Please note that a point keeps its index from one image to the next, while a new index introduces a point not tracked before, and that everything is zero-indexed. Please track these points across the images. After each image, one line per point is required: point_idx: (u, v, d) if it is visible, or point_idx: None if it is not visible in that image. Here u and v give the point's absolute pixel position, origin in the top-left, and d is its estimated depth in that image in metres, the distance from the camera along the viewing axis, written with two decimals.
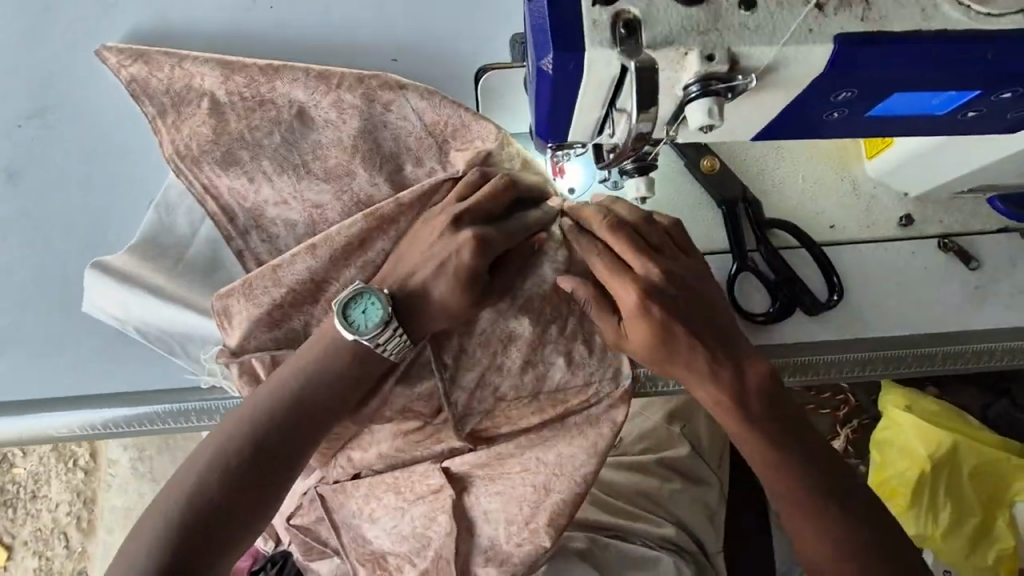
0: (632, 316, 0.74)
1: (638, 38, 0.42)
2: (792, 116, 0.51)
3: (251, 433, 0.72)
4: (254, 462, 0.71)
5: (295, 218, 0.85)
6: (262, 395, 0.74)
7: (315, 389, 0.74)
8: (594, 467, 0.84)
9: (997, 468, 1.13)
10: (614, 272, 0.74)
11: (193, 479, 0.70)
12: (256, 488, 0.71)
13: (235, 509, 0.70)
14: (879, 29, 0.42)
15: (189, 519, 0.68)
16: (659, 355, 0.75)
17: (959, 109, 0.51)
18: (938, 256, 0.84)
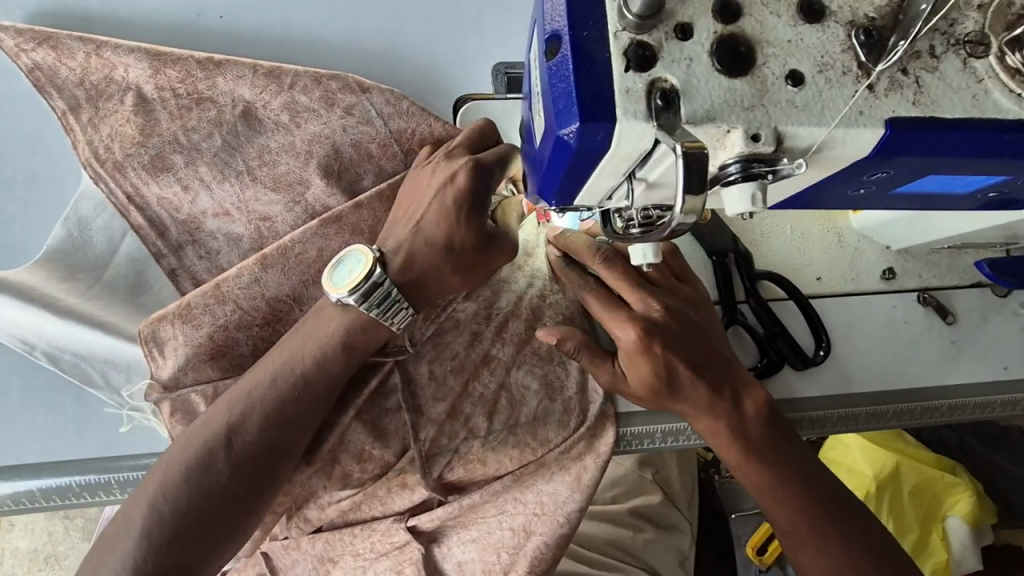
0: (631, 356, 0.69)
1: (676, 111, 0.36)
2: (818, 190, 0.47)
3: (208, 460, 0.61)
4: (217, 494, 0.61)
5: (239, 232, 0.73)
6: (219, 414, 0.63)
7: (292, 406, 0.64)
8: (581, 505, 0.76)
9: (935, 486, 1.15)
10: (611, 309, 0.70)
11: (142, 520, 0.59)
12: (221, 524, 0.61)
13: (197, 551, 0.60)
14: (931, 115, 0.38)
15: (143, 570, 0.58)
16: (654, 390, 0.71)
17: (979, 189, 0.48)
18: (918, 310, 0.84)
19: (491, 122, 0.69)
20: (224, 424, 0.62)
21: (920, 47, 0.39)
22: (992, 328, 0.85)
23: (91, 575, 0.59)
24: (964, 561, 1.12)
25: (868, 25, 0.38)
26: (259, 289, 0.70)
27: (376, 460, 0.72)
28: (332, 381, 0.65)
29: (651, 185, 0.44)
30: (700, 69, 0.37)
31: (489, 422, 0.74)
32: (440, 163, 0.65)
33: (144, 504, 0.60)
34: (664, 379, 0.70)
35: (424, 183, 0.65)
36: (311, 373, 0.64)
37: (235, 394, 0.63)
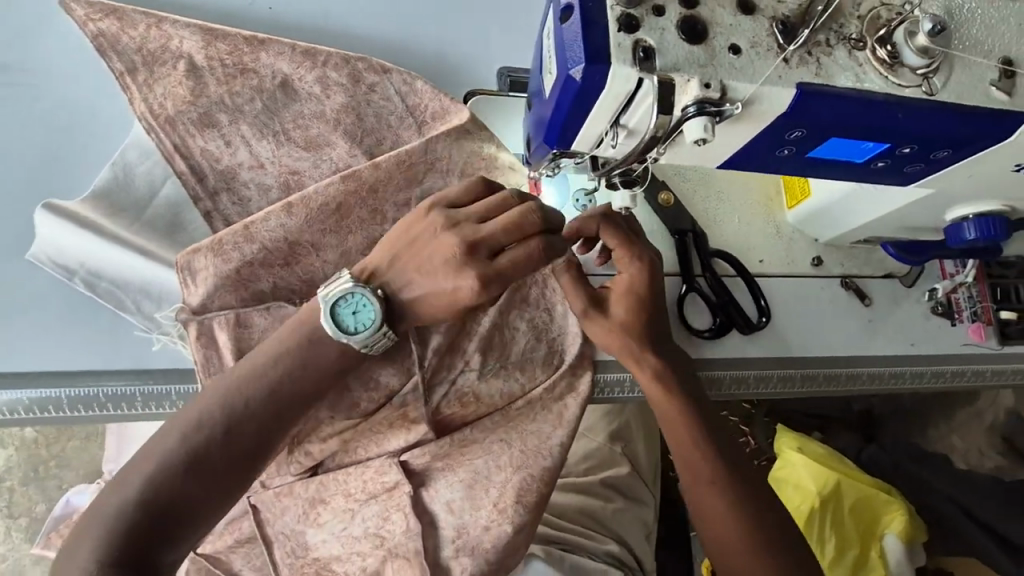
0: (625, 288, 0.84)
1: (653, 62, 0.51)
2: (754, 149, 0.63)
3: (196, 435, 0.65)
4: (202, 467, 0.65)
5: (270, 182, 0.82)
6: (208, 396, 0.67)
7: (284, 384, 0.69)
8: (564, 438, 0.88)
9: (872, 505, 1.26)
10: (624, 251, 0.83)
11: (127, 491, 0.62)
12: (203, 495, 0.65)
13: (180, 518, 0.64)
14: (826, 83, 0.55)
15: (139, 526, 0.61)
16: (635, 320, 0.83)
17: (872, 158, 0.65)
18: (841, 292, 1.01)
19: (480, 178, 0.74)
20: (213, 405, 0.67)
21: (820, 38, 0.55)
22: (901, 310, 1.03)
23: (74, 546, 0.61)
24: None
25: (784, 20, 0.55)
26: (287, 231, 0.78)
27: (382, 389, 0.84)
28: (320, 377, 0.69)
29: (631, 132, 0.58)
30: (670, 36, 0.52)
31: (484, 357, 0.86)
32: (454, 254, 0.67)
33: (132, 477, 0.63)
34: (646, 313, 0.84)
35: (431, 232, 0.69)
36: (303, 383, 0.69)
37: (221, 384, 0.68)
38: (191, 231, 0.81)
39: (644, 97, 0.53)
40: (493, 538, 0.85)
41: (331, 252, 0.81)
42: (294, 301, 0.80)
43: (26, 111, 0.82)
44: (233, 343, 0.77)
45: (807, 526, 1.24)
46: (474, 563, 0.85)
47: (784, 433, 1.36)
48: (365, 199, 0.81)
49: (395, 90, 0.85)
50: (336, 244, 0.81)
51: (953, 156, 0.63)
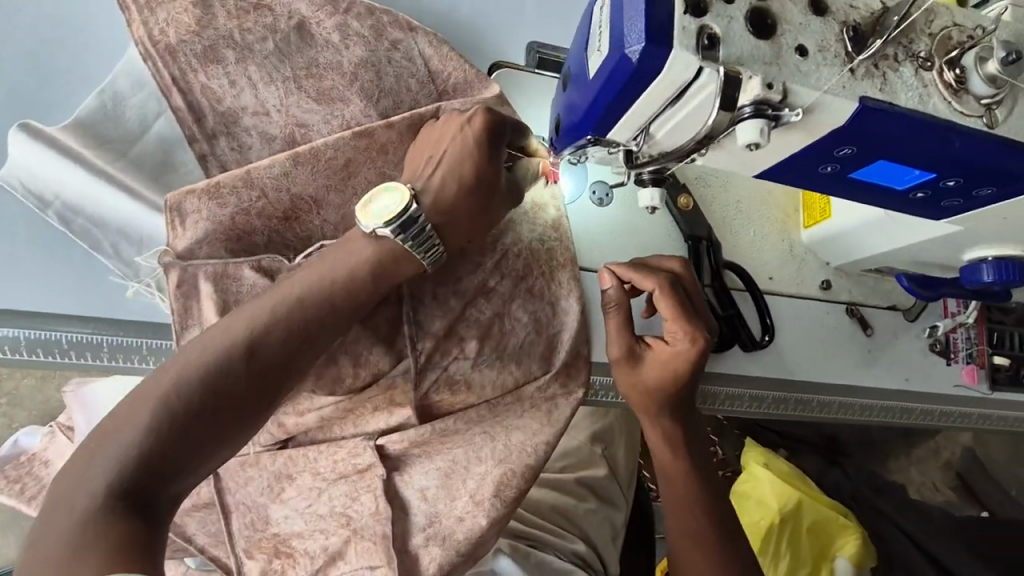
0: (663, 363, 0.80)
1: (716, 52, 0.47)
2: (798, 162, 0.60)
3: (225, 365, 0.65)
4: (259, 376, 0.66)
5: (273, 131, 0.76)
6: (263, 303, 0.67)
7: (273, 354, 0.67)
8: (550, 437, 0.87)
9: (828, 529, 1.25)
10: (677, 316, 0.79)
11: (152, 420, 0.61)
12: (203, 455, 0.64)
13: (186, 463, 0.62)
14: (890, 101, 0.51)
15: (138, 465, 0.60)
16: (665, 383, 0.81)
17: (911, 187, 0.62)
18: (846, 319, 0.99)
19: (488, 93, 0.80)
20: (254, 314, 0.67)
21: (889, 51, 0.52)
22: (900, 344, 1.02)
23: (100, 443, 0.61)
24: None
25: (855, 26, 0.51)
26: (287, 184, 0.73)
27: (371, 368, 0.78)
28: (327, 310, 0.68)
29: (677, 124, 0.54)
30: (737, 26, 0.48)
31: (480, 346, 0.81)
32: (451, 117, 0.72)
33: (142, 418, 0.61)
34: (674, 383, 0.80)
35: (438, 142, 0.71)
36: (335, 286, 0.69)
37: (274, 300, 0.67)
38: (182, 178, 0.75)
39: (700, 90, 0.49)
40: (464, 529, 0.86)
41: (332, 212, 0.76)
42: (287, 255, 0.75)
43: (11, 19, 0.74)
44: (213, 295, 0.71)
45: (764, 541, 1.22)
46: (444, 552, 0.86)
47: (751, 448, 1.35)
48: (375, 163, 0.76)
49: (420, 49, 0.80)
50: (336, 205, 0.76)
51: (995, 195, 0.61)
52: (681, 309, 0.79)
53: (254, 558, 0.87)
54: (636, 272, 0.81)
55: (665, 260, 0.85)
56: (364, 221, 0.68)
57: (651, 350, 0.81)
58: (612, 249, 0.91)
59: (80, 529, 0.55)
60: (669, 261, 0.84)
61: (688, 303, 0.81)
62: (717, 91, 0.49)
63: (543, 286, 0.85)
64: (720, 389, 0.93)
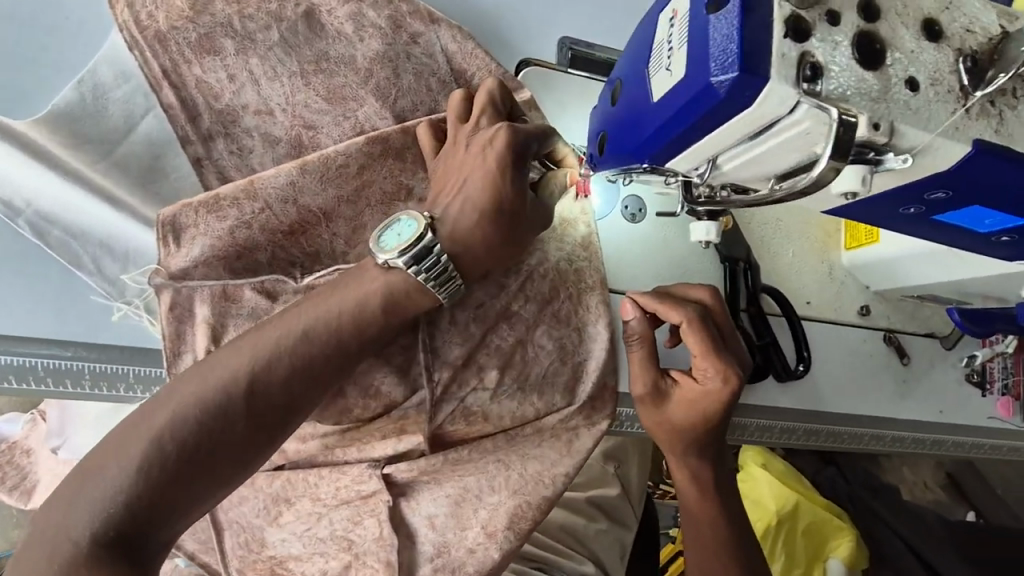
0: (689, 402, 0.74)
1: (819, 84, 0.39)
2: (878, 201, 0.53)
3: (224, 402, 0.56)
4: (261, 415, 0.58)
5: (278, 134, 0.68)
6: (267, 333, 0.59)
7: (280, 388, 0.58)
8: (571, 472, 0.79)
9: (823, 529, 1.18)
10: (707, 353, 0.72)
11: (140, 462, 0.53)
12: (197, 499, 0.55)
13: (178, 508, 0.54)
14: (1006, 144, 0.44)
15: (123, 513, 0.52)
16: (692, 421, 0.74)
17: (998, 231, 0.56)
18: (882, 347, 0.94)
19: (501, 80, 0.67)
20: (257, 345, 0.58)
21: (1007, 85, 0.44)
22: (936, 374, 0.97)
23: (81, 483, 0.53)
24: None
25: (972, 55, 0.43)
26: (294, 195, 0.65)
27: (383, 399, 0.72)
28: (340, 339, 0.60)
29: (752, 159, 0.47)
30: (843, 53, 0.40)
31: (501, 375, 0.75)
32: (473, 135, 0.63)
33: (129, 460, 0.53)
34: (702, 421, 0.74)
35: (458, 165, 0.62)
36: (342, 321, 0.60)
37: (282, 327, 0.59)
38: (174, 183, 0.67)
39: (791, 129, 0.42)
40: (477, 562, 0.78)
41: (343, 226, 0.67)
42: (293, 274, 0.66)
43: None
44: (210, 319, 0.63)
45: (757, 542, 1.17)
46: None
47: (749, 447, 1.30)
48: (390, 175, 0.68)
49: (442, 45, 0.71)
50: (347, 221, 0.67)
51: None
52: (710, 345, 0.72)
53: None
54: (662, 303, 0.74)
55: (693, 290, 0.78)
56: (376, 250, 0.60)
57: (677, 387, 0.75)
58: (643, 269, 0.85)
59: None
60: (697, 290, 0.77)
61: (718, 337, 0.73)
62: (811, 131, 0.41)
63: (570, 309, 0.78)
64: (750, 420, 0.88)
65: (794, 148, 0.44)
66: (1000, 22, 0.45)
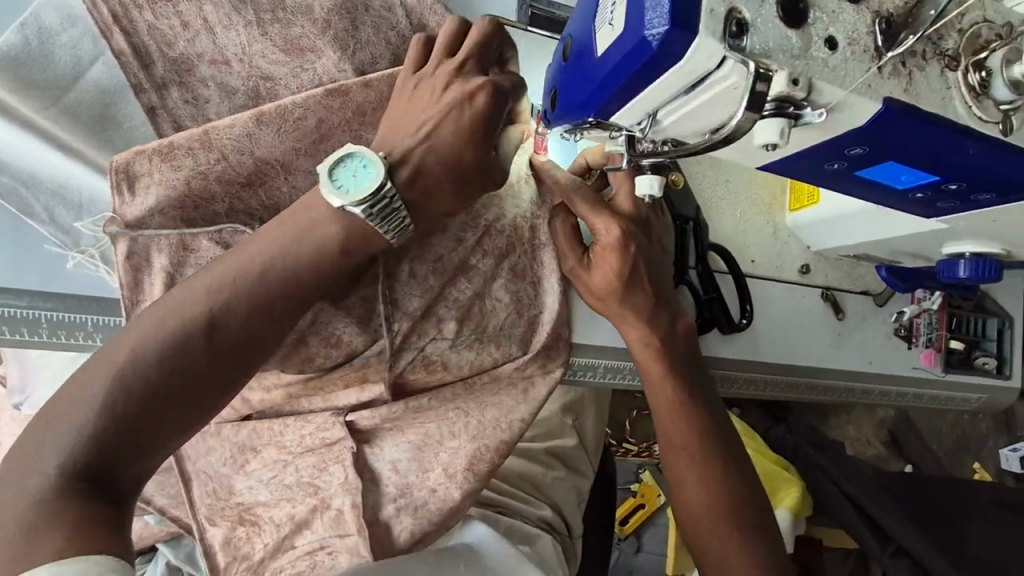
0: (606, 251, 0.77)
1: (744, 40, 0.42)
2: (806, 156, 0.57)
3: (184, 336, 0.57)
4: (222, 349, 0.59)
5: (235, 84, 0.67)
6: (225, 270, 0.60)
7: (240, 321, 0.60)
8: (529, 419, 0.83)
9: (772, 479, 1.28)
10: (595, 209, 0.77)
11: (105, 396, 0.54)
12: (169, 430, 0.57)
13: (150, 438, 0.56)
14: (914, 102, 0.48)
15: (95, 444, 0.53)
16: (613, 288, 0.78)
17: (913, 187, 0.61)
18: (820, 302, 1.01)
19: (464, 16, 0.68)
20: (211, 286, 0.59)
21: (916, 47, 0.48)
22: (867, 329, 1.04)
23: (47, 425, 0.54)
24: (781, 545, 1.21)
25: (888, 18, 0.47)
26: (250, 149, 0.65)
27: (344, 347, 0.73)
28: (292, 280, 0.61)
29: (687, 115, 0.50)
30: (767, 11, 0.43)
31: (459, 327, 0.77)
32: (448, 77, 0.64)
33: (94, 395, 0.54)
34: (626, 281, 0.78)
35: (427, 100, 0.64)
36: (296, 254, 0.61)
37: (235, 265, 0.60)
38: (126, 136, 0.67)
39: (722, 82, 0.44)
40: (440, 502, 0.82)
41: (302, 177, 0.68)
42: (253, 226, 0.67)
43: None
44: (168, 268, 0.65)
45: None
46: (416, 523, 0.83)
47: None
48: (348, 129, 0.68)
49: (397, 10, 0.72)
50: (307, 170, 0.68)
51: (993, 201, 0.60)
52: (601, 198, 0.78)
53: (217, 525, 0.83)
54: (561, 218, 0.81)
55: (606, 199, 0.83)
56: (326, 194, 0.60)
57: (595, 262, 0.78)
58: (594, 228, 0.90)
59: (35, 511, 0.49)
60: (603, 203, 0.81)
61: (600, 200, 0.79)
62: (736, 87, 0.44)
63: (526, 259, 0.82)
64: None
65: (724, 105, 0.47)
66: None
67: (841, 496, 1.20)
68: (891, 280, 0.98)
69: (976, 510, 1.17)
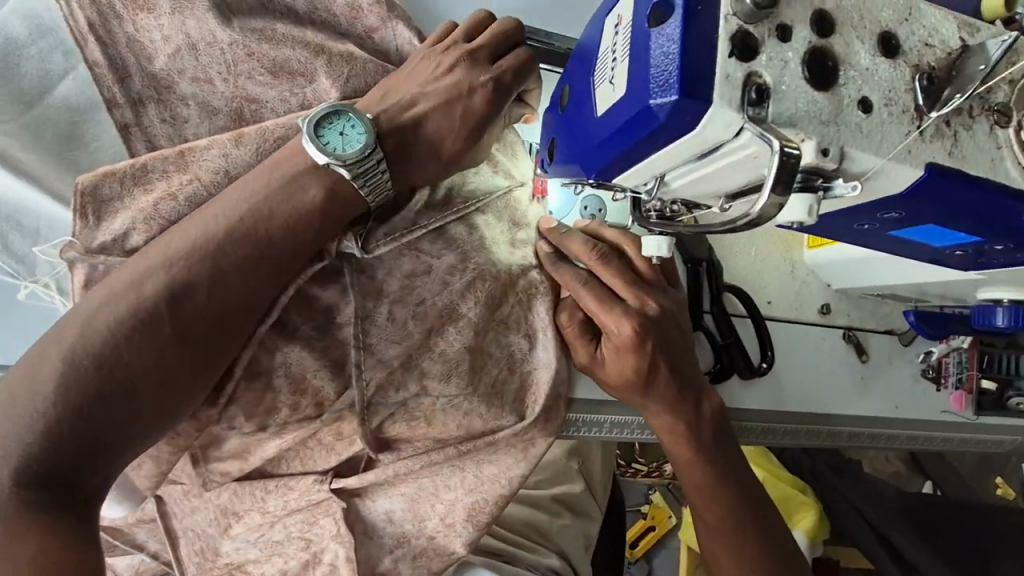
0: (620, 349, 0.69)
1: (766, 108, 0.37)
2: (834, 216, 0.51)
3: (146, 307, 0.51)
4: (192, 325, 0.52)
5: (217, 103, 0.63)
6: (181, 238, 0.53)
7: (209, 290, 0.53)
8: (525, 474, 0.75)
9: (788, 502, 1.18)
10: (606, 304, 0.69)
11: (56, 380, 0.48)
12: (133, 419, 0.50)
13: (111, 428, 0.49)
14: (959, 166, 0.42)
15: (51, 436, 0.47)
16: (632, 385, 0.72)
17: (952, 245, 0.55)
18: (841, 344, 0.94)
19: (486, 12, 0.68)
20: (173, 251, 0.52)
21: (963, 104, 0.42)
22: (892, 372, 0.97)
23: None
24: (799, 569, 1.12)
25: (929, 72, 0.41)
26: (227, 170, 0.59)
27: (313, 399, 0.63)
28: (264, 248, 0.55)
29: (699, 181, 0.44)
30: (791, 74, 0.37)
31: (446, 383, 0.68)
32: (451, 60, 0.62)
33: (43, 381, 0.48)
34: (643, 378, 0.71)
35: (425, 125, 0.60)
36: (272, 209, 0.55)
37: (197, 228, 0.54)
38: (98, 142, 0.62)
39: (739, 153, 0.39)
40: (435, 545, 0.79)
41: None
42: None
43: None
44: None
45: None
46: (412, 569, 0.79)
47: None
48: None
49: (396, 40, 0.69)
50: None
51: None
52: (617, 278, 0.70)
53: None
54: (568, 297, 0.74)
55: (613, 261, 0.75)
56: (311, 148, 0.56)
57: (606, 354, 0.72)
58: None
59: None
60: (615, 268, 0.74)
61: (615, 269, 0.70)
62: (755, 157, 0.38)
63: (522, 300, 0.73)
64: None
65: (738, 173, 0.42)
66: (961, 34, 0.43)
67: (860, 519, 1.13)
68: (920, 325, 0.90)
69: (1006, 535, 1.10)
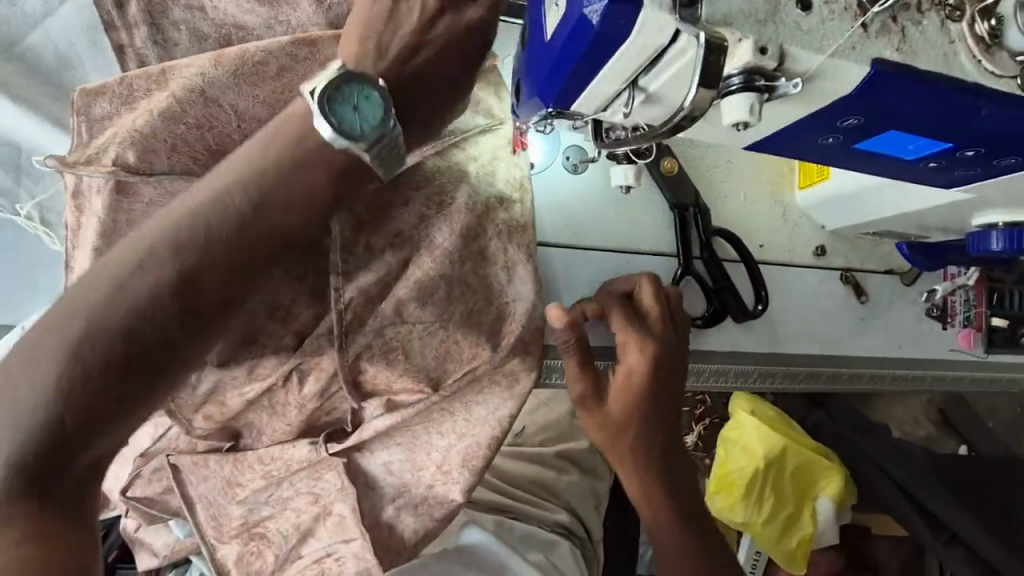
0: (631, 381, 0.72)
1: (698, 10, 0.38)
2: (795, 133, 0.51)
3: (198, 223, 0.48)
4: (264, 245, 0.50)
5: (206, 30, 0.64)
6: (243, 152, 0.50)
7: (280, 206, 0.50)
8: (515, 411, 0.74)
9: (811, 471, 1.08)
10: (631, 328, 0.71)
11: (119, 300, 0.47)
12: (189, 345, 0.49)
13: (159, 354, 0.48)
14: (910, 63, 0.43)
15: (104, 353, 0.46)
16: (643, 390, 0.72)
17: (924, 156, 0.54)
18: (839, 286, 0.94)
19: None
20: (244, 160, 0.50)
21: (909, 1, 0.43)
22: (893, 311, 0.96)
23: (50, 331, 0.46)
24: (823, 534, 1.08)
25: None
26: (203, 89, 0.58)
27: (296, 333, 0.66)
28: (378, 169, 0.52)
29: (650, 98, 0.46)
30: None
31: (421, 310, 0.68)
32: None
33: (115, 299, 0.47)
34: (651, 403, 0.73)
35: None
36: (271, 116, 0.60)
37: (271, 130, 0.51)
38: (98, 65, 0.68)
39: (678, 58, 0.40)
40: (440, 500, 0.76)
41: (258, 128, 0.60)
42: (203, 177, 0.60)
43: None
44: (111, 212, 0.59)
45: (751, 488, 1.04)
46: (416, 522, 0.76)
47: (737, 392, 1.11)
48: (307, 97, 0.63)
49: None
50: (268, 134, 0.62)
51: (1019, 165, 0.53)
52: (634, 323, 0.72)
53: (227, 544, 0.77)
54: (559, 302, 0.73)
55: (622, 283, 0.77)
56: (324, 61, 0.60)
57: (615, 377, 0.73)
58: (587, 221, 0.84)
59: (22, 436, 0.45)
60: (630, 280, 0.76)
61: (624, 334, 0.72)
62: (692, 61, 0.39)
63: (501, 241, 0.72)
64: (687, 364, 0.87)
65: (679, 89, 0.43)
66: None
67: (879, 472, 1.09)
68: (911, 257, 0.91)
69: (1009, 477, 1.13)
